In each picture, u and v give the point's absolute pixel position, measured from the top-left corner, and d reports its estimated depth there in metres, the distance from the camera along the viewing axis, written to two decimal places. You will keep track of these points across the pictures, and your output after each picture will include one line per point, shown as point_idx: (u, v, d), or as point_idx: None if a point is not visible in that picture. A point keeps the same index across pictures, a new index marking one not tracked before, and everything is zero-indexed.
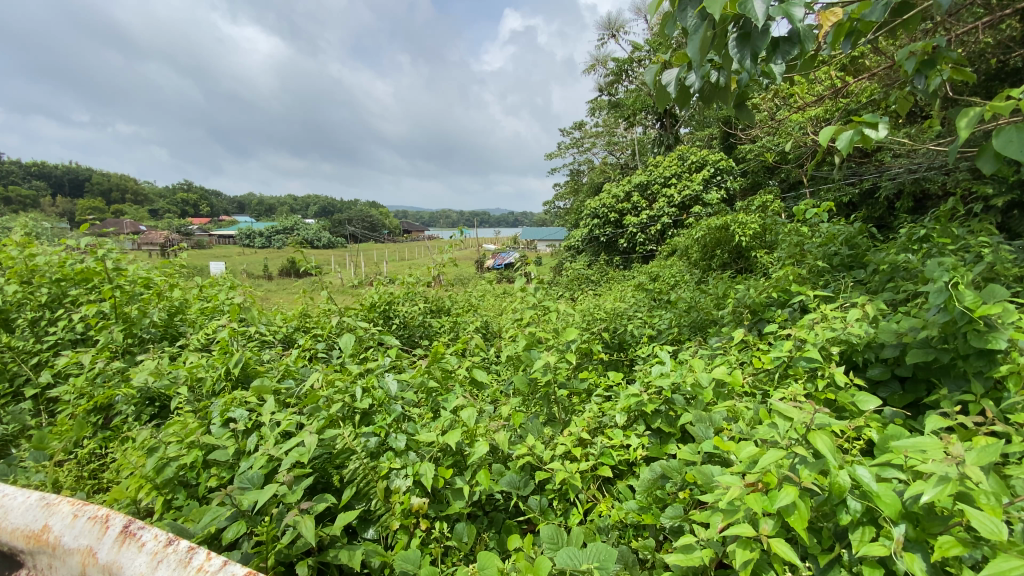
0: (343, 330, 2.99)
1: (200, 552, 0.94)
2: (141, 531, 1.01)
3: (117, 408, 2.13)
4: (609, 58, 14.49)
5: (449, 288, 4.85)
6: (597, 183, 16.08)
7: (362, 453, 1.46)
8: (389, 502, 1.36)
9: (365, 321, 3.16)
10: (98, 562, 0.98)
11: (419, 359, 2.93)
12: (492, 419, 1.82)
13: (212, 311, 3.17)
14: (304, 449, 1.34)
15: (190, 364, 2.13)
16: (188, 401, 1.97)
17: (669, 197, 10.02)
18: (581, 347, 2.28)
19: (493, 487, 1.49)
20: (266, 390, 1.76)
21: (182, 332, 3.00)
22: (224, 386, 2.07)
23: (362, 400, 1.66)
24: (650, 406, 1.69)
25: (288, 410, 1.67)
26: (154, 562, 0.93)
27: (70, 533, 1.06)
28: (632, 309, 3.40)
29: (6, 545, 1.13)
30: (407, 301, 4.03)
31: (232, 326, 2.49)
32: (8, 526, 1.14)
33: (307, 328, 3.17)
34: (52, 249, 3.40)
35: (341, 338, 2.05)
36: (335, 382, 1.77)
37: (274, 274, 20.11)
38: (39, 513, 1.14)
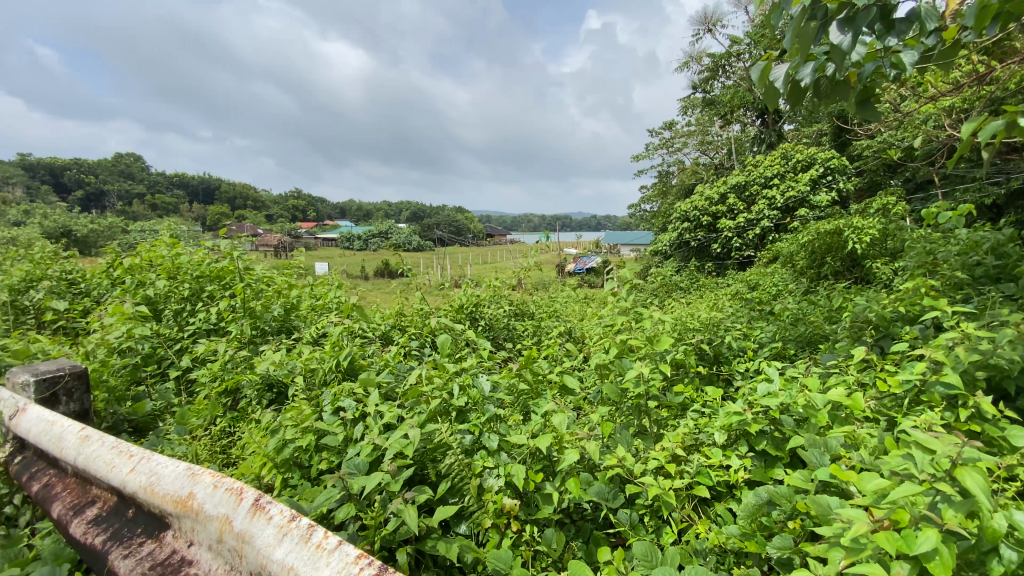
0: (435, 330, 3.11)
1: (319, 530, 1.02)
2: (269, 506, 1.10)
3: (244, 392, 2.39)
4: (705, 53, 13.81)
5: (535, 292, 4.87)
6: (689, 184, 15.36)
7: (457, 449, 1.51)
8: (482, 500, 1.40)
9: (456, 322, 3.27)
10: (233, 529, 1.08)
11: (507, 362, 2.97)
12: (581, 427, 1.80)
13: (321, 309, 3.46)
14: (405, 442, 1.44)
15: (305, 356, 2.34)
16: (301, 389, 2.16)
17: (770, 199, 9.32)
18: (676, 357, 2.18)
19: (583, 497, 1.47)
20: (371, 383, 1.89)
21: (296, 327, 3.29)
22: (333, 377, 2.24)
23: (458, 398, 1.70)
24: (754, 425, 1.57)
25: (390, 403, 1.77)
26: (281, 535, 1.02)
27: (211, 501, 1.16)
28: (729, 319, 3.20)
29: (157, 507, 1.25)
30: (493, 303, 4.11)
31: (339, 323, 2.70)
32: (160, 491, 1.25)
33: (402, 326, 3.35)
34: (195, 250, 3.90)
35: (438, 338, 2.13)
36: (433, 379, 1.84)
37: (369, 275, 21.53)
38: (185, 481, 1.24)
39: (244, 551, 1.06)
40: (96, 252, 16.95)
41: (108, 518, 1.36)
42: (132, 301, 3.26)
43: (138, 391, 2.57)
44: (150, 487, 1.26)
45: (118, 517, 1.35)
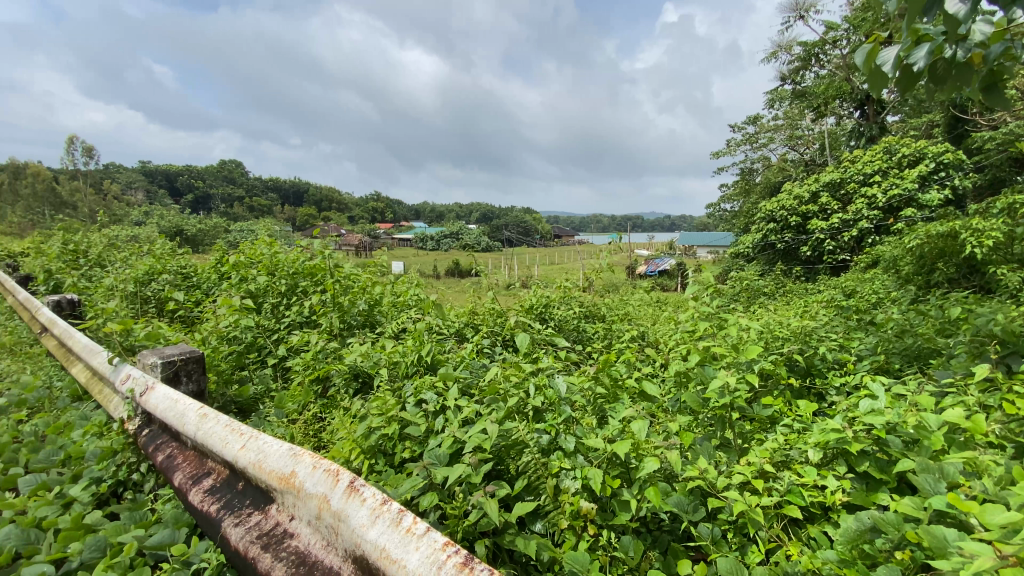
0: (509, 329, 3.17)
1: (408, 515, 1.08)
2: (363, 488, 1.17)
3: (333, 381, 2.57)
4: (795, 42, 12.91)
5: (608, 294, 4.80)
6: (774, 182, 14.42)
7: (534, 448, 1.53)
8: (558, 500, 1.40)
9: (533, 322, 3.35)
10: (331, 507, 1.17)
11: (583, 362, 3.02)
12: (659, 434, 1.76)
13: (401, 305, 3.64)
14: (485, 438, 1.49)
15: (388, 350, 2.48)
16: (385, 380, 2.28)
17: (869, 198, 8.54)
18: (764, 368, 2.06)
19: (662, 506, 1.43)
20: (451, 378, 1.96)
21: (378, 322, 3.49)
22: (414, 370, 2.35)
23: (535, 398, 1.72)
24: (855, 444, 1.45)
25: (469, 399, 1.83)
26: (373, 517, 1.09)
27: (311, 480, 1.26)
28: (823, 328, 2.97)
29: (263, 482, 1.37)
30: (564, 305, 4.10)
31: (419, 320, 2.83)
32: (267, 467, 1.36)
33: (476, 324, 3.44)
34: (291, 248, 4.25)
35: (516, 337, 2.16)
36: (511, 377, 1.88)
37: (441, 274, 22.24)
38: (288, 460, 1.35)
39: (341, 529, 1.14)
40: (205, 250, 18.90)
41: (221, 489, 1.50)
42: (238, 295, 3.61)
43: (242, 376, 2.84)
44: (258, 463, 1.39)
45: (229, 488, 1.49)
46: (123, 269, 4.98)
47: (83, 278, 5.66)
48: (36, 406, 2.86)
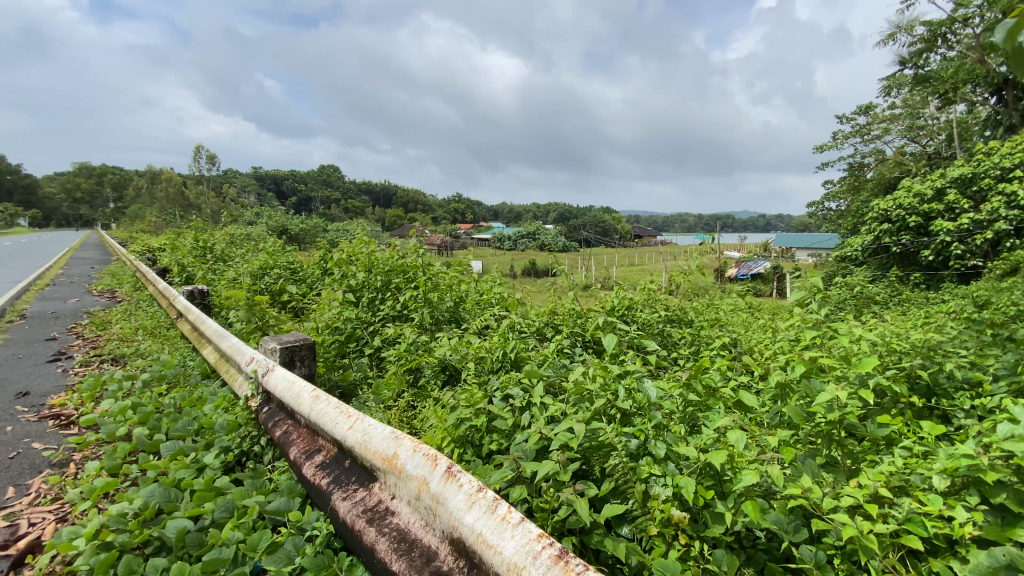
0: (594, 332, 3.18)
1: (503, 504, 1.13)
2: (459, 474, 1.24)
3: (424, 373, 2.72)
4: (917, 22, 11.61)
5: (695, 298, 4.62)
6: (888, 178, 13.02)
7: (622, 451, 1.53)
8: (648, 506, 1.38)
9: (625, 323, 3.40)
10: (430, 490, 1.24)
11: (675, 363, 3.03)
12: (756, 446, 1.67)
13: (485, 303, 3.76)
14: (573, 436, 1.51)
15: (476, 345, 2.58)
16: (474, 374, 2.38)
17: (1010, 195, 7.53)
18: (878, 383, 1.88)
19: (759, 522, 1.36)
20: (537, 375, 2.01)
21: (463, 318, 3.63)
22: (500, 366, 2.43)
23: (624, 401, 1.73)
24: (991, 474, 1.28)
25: (556, 397, 1.86)
26: (470, 503, 1.15)
27: (411, 463, 1.35)
28: (949, 342, 2.65)
29: (368, 461, 1.49)
30: (648, 307, 4.01)
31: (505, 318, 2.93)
32: (372, 448, 1.48)
33: (558, 324, 3.48)
34: (387, 248, 4.56)
35: (604, 337, 2.16)
36: (598, 379, 1.89)
37: (520, 274, 22.52)
38: (390, 442, 1.46)
39: (439, 511, 1.21)
40: (306, 248, 20.65)
41: (331, 464, 1.65)
42: (340, 289, 3.93)
43: (342, 363, 3.09)
44: (364, 444, 1.51)
45: (337, 465, 1.64)
46: (243, 265, 5.60)
47: (211, 271, 6.44)
48: (176, 380, 3.31)
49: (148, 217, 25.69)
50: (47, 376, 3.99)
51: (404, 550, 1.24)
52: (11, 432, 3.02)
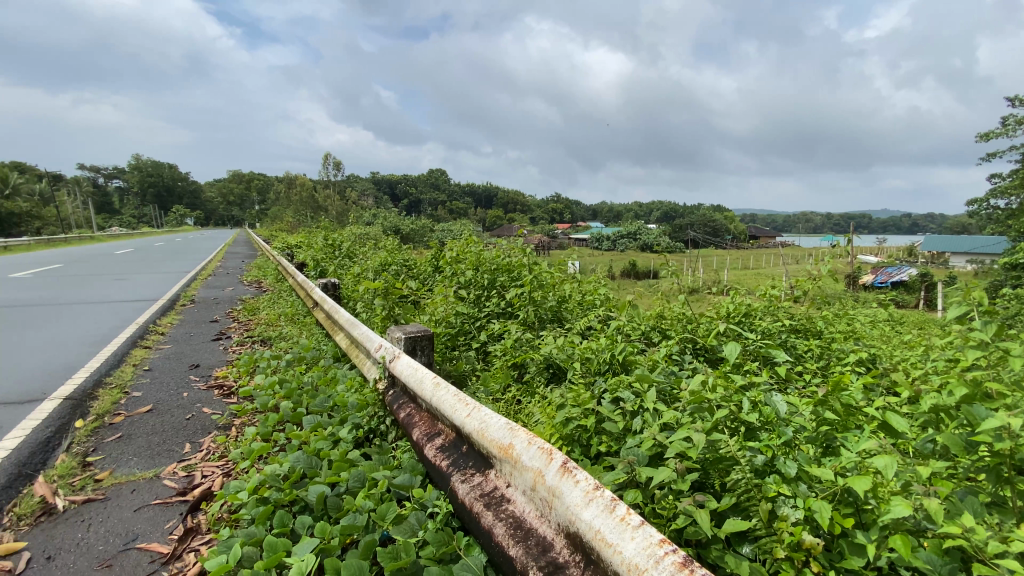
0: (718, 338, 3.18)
1: (620, 505, 1.13)
2: (575, 470, 1.26)
3: (529, 369, 2.80)
4: None
5: (822, 307, 4.20)
6: None
7: (747, 467, 1.46)
8: (774, 527, 1.28)
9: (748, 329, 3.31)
10: (546, 482, 1.28)
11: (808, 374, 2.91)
12: (904, 475, 1.48)
13: (589, 304, 3.77)
14: (693, 445, 1.47)
15: (583, 346, 2.61)
16: (581, 374, 2.42)
17: None
18: None
19: (909, 561, 1.20)
20: (649, 380, 1.98)
21: (567, 317, 3.67)
22: (607, 368, 2.43)
23: (749, 415, 1.68)
24: None
25: (671, 404, 1.83)
26: (587, 499, 1.16)
27: (527, 454, 1.40)
28: None
29: (485, 448, 1.57)
30: (766, 314, 3.73)
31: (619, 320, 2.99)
32: (488, 436, 1.56)
33: (665, 329, 3.38)
34: (494, 248, 4.75)
35: (727, 345, 2.18)
36: (719, 388, 1.86)
37: (618, 276, 22.05)
38: (506, 432, 1.52)
39: (555, 504, 1.24)
40: (415, 247, 22.10)
41: (449, 449, 1.77)
42: (450, 286, 4.17)
43: (453, 356, 3.28)
44: (481, 432, 1.60)
45: (456, 449, 1.75)
46: (366, 261, 6.17)
47: (338, 267, 7.17)
48: (311, 362, 3.74)
49: (286, 218, 29.24)
50: (213, 353, 4.73)
51: (521, 538, 1.30)
52: (189, 396, 3.64)
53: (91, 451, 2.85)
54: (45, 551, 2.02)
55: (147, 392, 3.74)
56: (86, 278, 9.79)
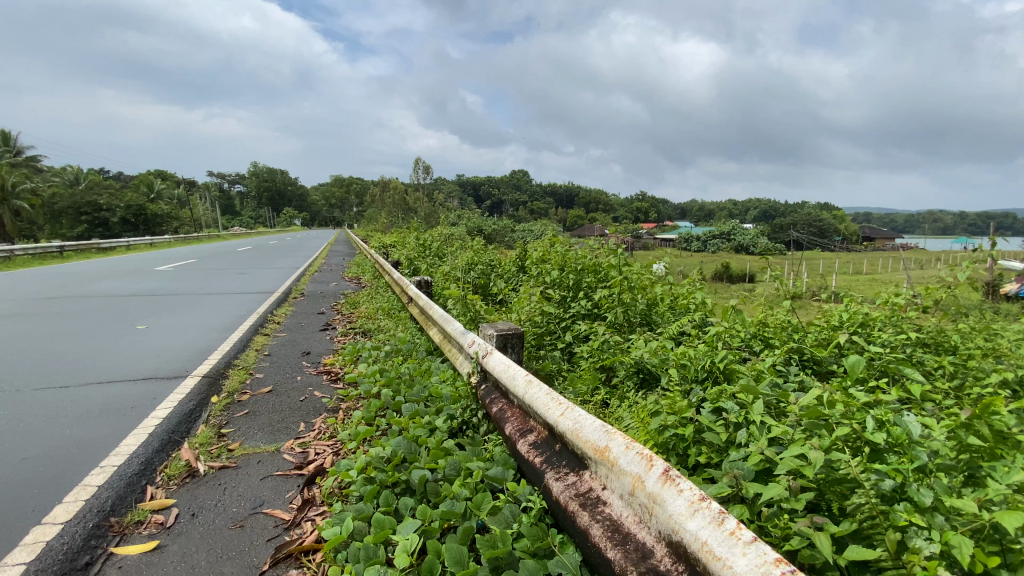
0: (835, 351, 2.95)
1: (730, 518, 1.08)
2: (678, 479, 1.23)
3: (619, 373, 2.77)
4: None
5: (957, 319, 3.69)
6: None
7: (871, 491, 1.34)
8: (903, 559, 1.13)
9: (868, 341, 3.02)
10: (647, 488, 1.26)
11: (947, 396, 2.59)
12: None
13: (681, 309, 3.64)
14: (808, 463, 1.38)
15: (679, 351, 2.54)
16: (676, 381, 2.37)
17: None
18: None
19: None
20: (754, 391, 1.88)
21: (657, 320, 3.57)
22: (705, 376, 2.36)
23: (875, 433, 1.54)
24: None
25: (785, 420, 1.74)
26: (692, 510, 1.13)
27: (625, 458, 1.38)
28: None
29: (580, 449, 1.57)
30: (887, 325, 3.36)
31: (719, 326, 2.85)
32: (584, 437, 1.56)
33: (766, 337, 3.17)
34: (581, 249, 4.74)
35: (849, 358, 2.03)
36: (840, 404, 1.73)
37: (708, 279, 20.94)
38: (602, 435, 1.52)
39: (655, 511, 1.22)
40: (498, 247, 22.58)
41: (543, 446, 1.80)
42: (536, 285, 4.22)
43: (540, 355, 3.32)
44: (576, 432, 1.60)
45: (549, 447, 1.78)
46: (455, 260, 6.42)
47: (429, 265, 7.55)
48: (407, 354, 3.98)
49: (379, 218, 31.20)
50: (321, 341, 5.19)
51: (619, 541, 1.29)
52: (301, 380, 4.03)
53: (224, 423, 3.26)
54: (192, 508, 2.35)
55: (267, 374, 4.20)
56: (215, 272, 11.16)
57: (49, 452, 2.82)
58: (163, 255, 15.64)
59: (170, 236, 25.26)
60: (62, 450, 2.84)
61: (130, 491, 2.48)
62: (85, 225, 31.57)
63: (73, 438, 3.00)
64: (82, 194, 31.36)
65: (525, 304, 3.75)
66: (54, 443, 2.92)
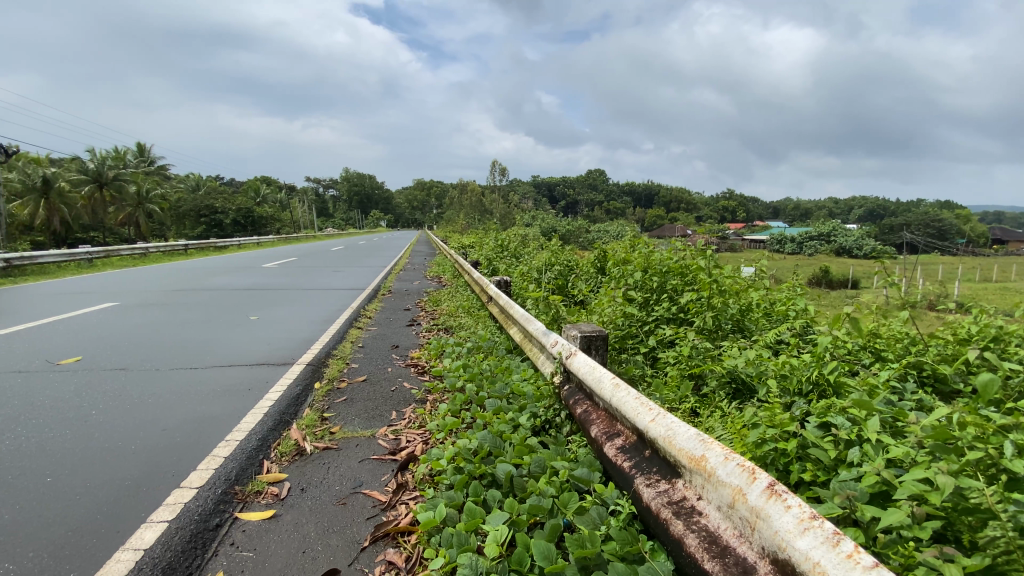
0: (963, 369, 2.62)
1: (846, 540, 1.01)
2: (785, 495, 1.17)
3: (710, 381, 2.67)
4: None
5: None
6: None
7: (1011, 524, 1.18)
8: None
9: (1006, 358, 2.65)
10: (749, 502, 1.21)
11: None
12: None
13: (777, 316, 3.42)
14: (934, 487, 1.26)
15: (779, 361, 2.42)
16: (777, 392, 2.26)
17: None
18: None
19: None
20: (868, 407, 1.73)
21: (749, 327, 3.38)
22: (809, 388, 2.23)
23: (1018, 462, 1.36)
24: None
25: (905, 441, 1.59)
26: (801, 528, 1.07)
27: (723, 469, 1.34)
28: None
29: (673, 457, 1.54)
30: None
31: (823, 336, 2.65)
32: (677, 445, 1.53)
33: (877, 349, 2.89)
34: (665, 250, 4.59)
35: (983, 376, 1.81)
36: (973, 427, 1.55)
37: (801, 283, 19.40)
38: (697, 444, 1.48)
39: (758, 526, 1.17)
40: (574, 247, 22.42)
41: (632, 451, 1.78)
42: (618, 287, 4.15)
43: (623, 359, 3.27)
44: (669, 439, 1.57)
45: (638, 452, 1.75)
46: (534, 260, 6.48)
47: (508, 265, 7.68)
48: (489, 351, 4.09)
49: (457, 218, 32.12)
50: (408, 336, 5.48)
51: (717, 553, 1.25)
52: (391, 372, 4.29)
53: (326, 408, 3.56)
54: (301, 483, 2.60)
55: (361, 365, 4.51)
56: (312, 270, 12.15)
57: (184, 424, 3.25)
58: (269, 253, 17.24)
59: (273, 236, 27.81)
60: (194, 423, 3.26)
61: (250, 463, 2.79)
62: (206, 227, 35.72)
63: (203, 414, 3.42)
64: (203, 199, 35.48)
65: (607, 306, 3.71)
66: (188, 417, 3.35)
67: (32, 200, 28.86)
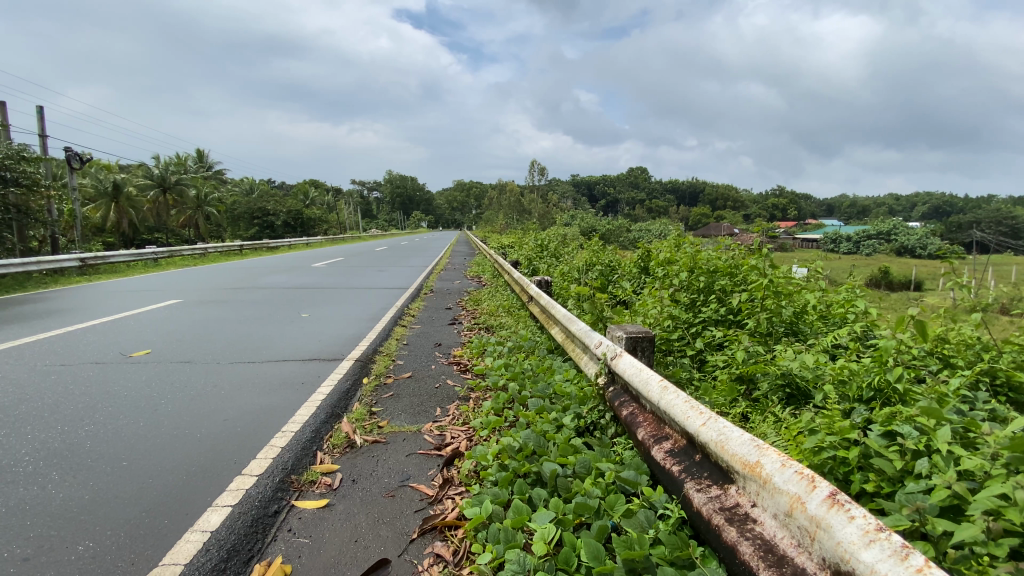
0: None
1: (916, 554, 0.96)
2: (848, 505, 1.12)
3: (762, 385, 2.60)
4: None
5: None
6: None
7: None
8: None
9: None
10: (808, 510, 1.17)
11: None
12: None
13: (835, 317, 3.29)
14: (1012, 502, 1.17)
15: (837, 366, 2.31)
16: (836, 399, 2.17)
17: None
18: None
19: None
20: (937, 416, 1.64)
21: (804, 330, 3.26)
22: (870, 395, 2.12)
23: None
24: None
25: (979, 452, 1.49)
26: (867, 540, 1.02)
27: (780, 476, 1.29)
28: None
29: (726, 462, 1.50)
30: None
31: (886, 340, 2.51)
32: (729, 450, 1.49)
33: (945, 354, 2.72)
34: (713, 250, 4.47)
35: None
36: None
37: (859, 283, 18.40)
38: (752, 449, 1.43)
39: (818, 536, 1.13)
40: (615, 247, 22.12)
41: (682, 455, 1.75)
42: (663, 288, 4.08)
43: (669, 361, 3.22)
44: (721, 443, 1.53)
45: (688, 456, 1.72)
46: (576, 260, 6.44)
47: (548, 265, 7.67)
48: (531, 351, 4.10)
49: (497, 218, 32.36)
50: (450, 335, 5.57)
51: (774, 563, 1.21)
52: (435, 369, 4.38)
53: (374, 403, 3.68)
54: (352, 474, 2.70)
55: (406, 362, 4.63)
56: (357, 269, 12.55)
57: (244, 415, 3.44)
58: (317, 253, 17.97)
59: (322, 237, 28.92)
60: (253, 414, 3.45)
61: (304, 454, 2.92)
62: (259, 228, 37.51)
63: (260, 406, 3.61)
64: (257, 202, 37.31)
65: (652, 307, 3.65)
66: (247, 408, 3.55)
67: (105, 204, 31.20)
